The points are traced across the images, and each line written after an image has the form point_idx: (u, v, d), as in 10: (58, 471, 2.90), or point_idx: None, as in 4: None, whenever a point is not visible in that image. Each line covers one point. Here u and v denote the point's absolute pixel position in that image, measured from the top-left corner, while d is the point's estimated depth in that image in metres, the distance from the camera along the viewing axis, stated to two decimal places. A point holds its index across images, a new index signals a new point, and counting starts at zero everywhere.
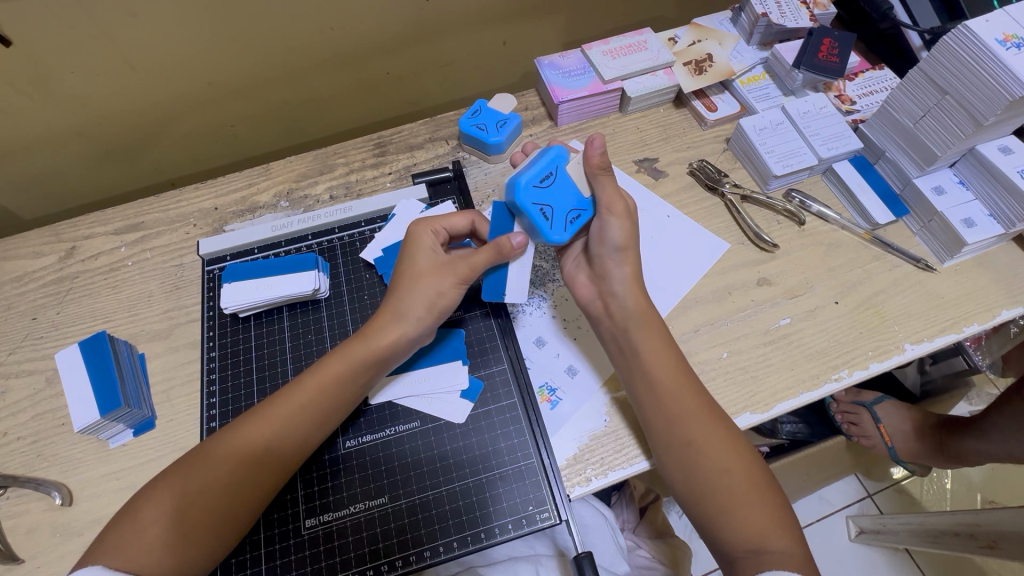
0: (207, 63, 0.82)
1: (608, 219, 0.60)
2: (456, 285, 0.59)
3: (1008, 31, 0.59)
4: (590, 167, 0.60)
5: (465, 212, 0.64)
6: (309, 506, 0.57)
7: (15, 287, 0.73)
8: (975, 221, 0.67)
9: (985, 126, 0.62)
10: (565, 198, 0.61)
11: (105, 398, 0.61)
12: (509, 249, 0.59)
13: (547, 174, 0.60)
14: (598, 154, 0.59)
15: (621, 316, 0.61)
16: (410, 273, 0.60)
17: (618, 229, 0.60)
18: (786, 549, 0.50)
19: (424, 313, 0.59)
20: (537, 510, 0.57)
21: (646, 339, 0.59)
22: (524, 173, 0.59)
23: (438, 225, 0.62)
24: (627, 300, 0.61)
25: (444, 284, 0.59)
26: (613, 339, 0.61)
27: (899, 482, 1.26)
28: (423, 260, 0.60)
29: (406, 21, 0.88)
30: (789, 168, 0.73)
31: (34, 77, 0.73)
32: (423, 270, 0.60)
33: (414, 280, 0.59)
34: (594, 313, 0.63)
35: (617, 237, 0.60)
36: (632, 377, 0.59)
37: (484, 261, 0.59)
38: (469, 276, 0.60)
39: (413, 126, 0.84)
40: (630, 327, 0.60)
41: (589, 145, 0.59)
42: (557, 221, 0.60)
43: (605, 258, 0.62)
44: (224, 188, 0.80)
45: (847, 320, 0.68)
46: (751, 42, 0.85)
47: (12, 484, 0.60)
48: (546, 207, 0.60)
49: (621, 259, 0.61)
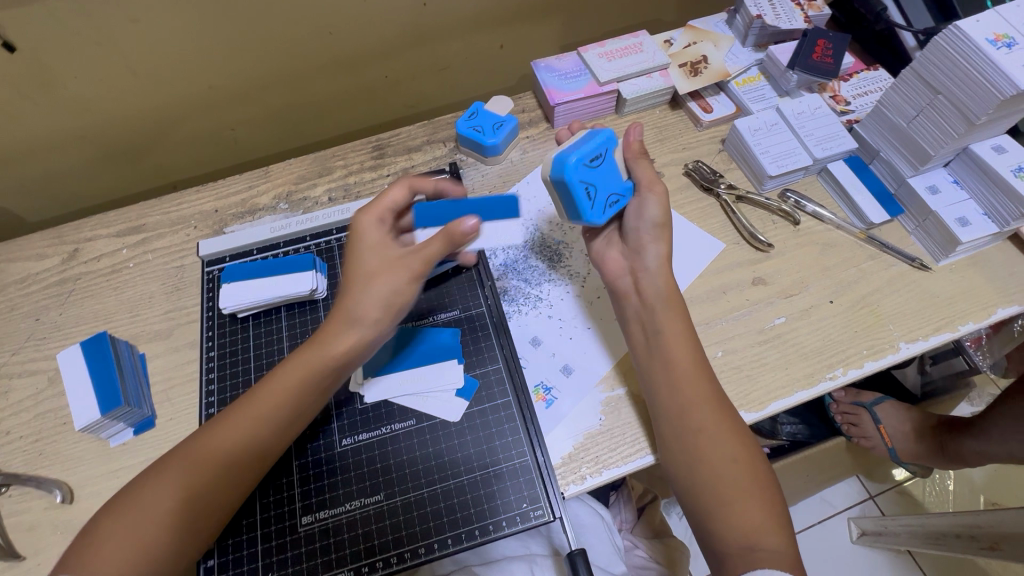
0: (208, 67, 0.83)
1: (648, 197, 0.62)
2: (409, 280, 0.57)
3: (999, 30, 0.59)
4: (630, 152, 0.65)
5: (399, 184, 0.63)
6: (305, 503, 0.58)
7: (18, 288, 0.74)
8: (969, 220, 0.68)
9: (977, 125, 0.62)
10: (610, 181, 0.62)
11: (106, 397, 0.62)
12: (462, 232, 0.56)
13: (597, 155, 0.60)
14: (636, 142, 0.65)
15: (649, 296, 0.61)
16: (362, 272, 0.58)
17: (655, 208, 0.62)
18: (778, 547, 0.51)
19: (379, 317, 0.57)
20: (532, 507, 0.58)
21: (671, 319, 0.60)
22: (574, 152, 0.58)
23: (381, 211, 0.62)
24: (657, 278, 0.61)
25: (398, 281, 0.57)
26: (636, 318, 0.62)
27: (901, 484, 1.26)
28: (370, 260, 0.59)
29: (404, 25, 0.89)
30: (783, 168, 0.74)
31: (38, 81, 0.74)
32: (374, 268, 0.58)
33: (365, 278, 0.57)
34: (621, 291, 0.64)
35: (656, 213, 0.62)
36: (652, 361, 0.59)
37: (437, 249, 0.57)
38: (423, 270, 0.57)
39: (411, 129, 0.85)
40: (657, 307, 0.60)
41: (629, 133, 0.65)
42: (599, 202, 0.61)
43: (641, 233, 0.63)
44: (224, 190, 0.81)
45: (842, 319, 0.68)
46: (746, 44, 0.86)
47: (14, 482, 0.61)
48: (590, 189, 0.60)
49: (659, 235, 0.62)
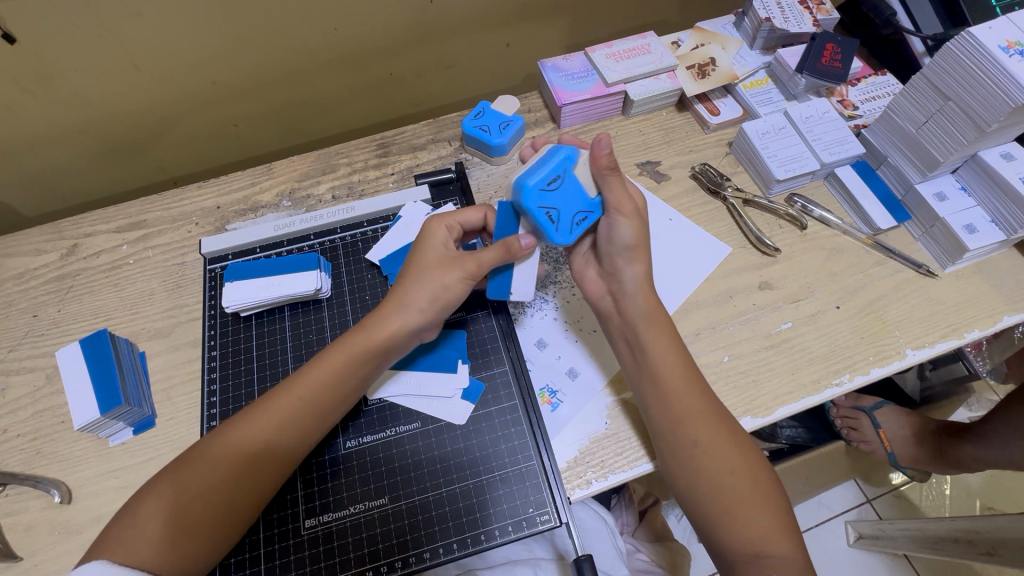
0: (210, 62, 0.82)
1: (619, 218, 0.60)
2: (462, 279, 0.59)
3: (1011, 38, 0.59)
4: (598, 167, 0.58)
5: (478, 207, 0.64)
6: (309, 506, 0.57)
7: (15, 284, 0.73)
8: (977, 227, 0.67)
9: (986, 133, 0.62)
10: (570, 201, 0.59)
11: (105, 396, 0.61)
12: (519, 250, 0.59)
13: (555, 177, 0.58)
14: (605, 155, 0.57)
15: (631, 315, 0.61)
16: (419, 264, 0.60)
17: (628, 229, 0.60)
18: (787, 554, 0.50)
19: (426, 304, 0.58)
20: (538, 512, 0.57)
21: (655, 337, 0.59)
22: (531, 176, 0.57)
23: (452, 220, 0.63)
24: (637, 299, 0.61)
25: (450, 277, 0.59)
26: (621, 335, 0.62)
27: (899, 488, 1.26)
28: (433, 254, 0.61)
29: (410, 23, 0.88)
30: (791, 172, 0.74)
31: (38, 75, 0.73)
32: (431, 261, 0.60)
33: (422, 271, 0.60)
34: (603, 311, 0.64)
35: (629, 236, 0.60)
36: (639, 376, 0.59)
37: (493, 259, 0.59)
38: (475, 272, 0.59)
39: (416, 127, 0.84)
40: (640, 326, 0.60)
41: (597, 145, 0.57)
42: (564, 223, 0.59)
43: (615, 256, 0.62)
44: (227, 187, 0.80)
45: (848, 325, 0.68)
46: (754, 46, 0.85)
47: (11, 481, 0.60)
48: (552, 211, 0.58)
49: (633, 257, 0.61)
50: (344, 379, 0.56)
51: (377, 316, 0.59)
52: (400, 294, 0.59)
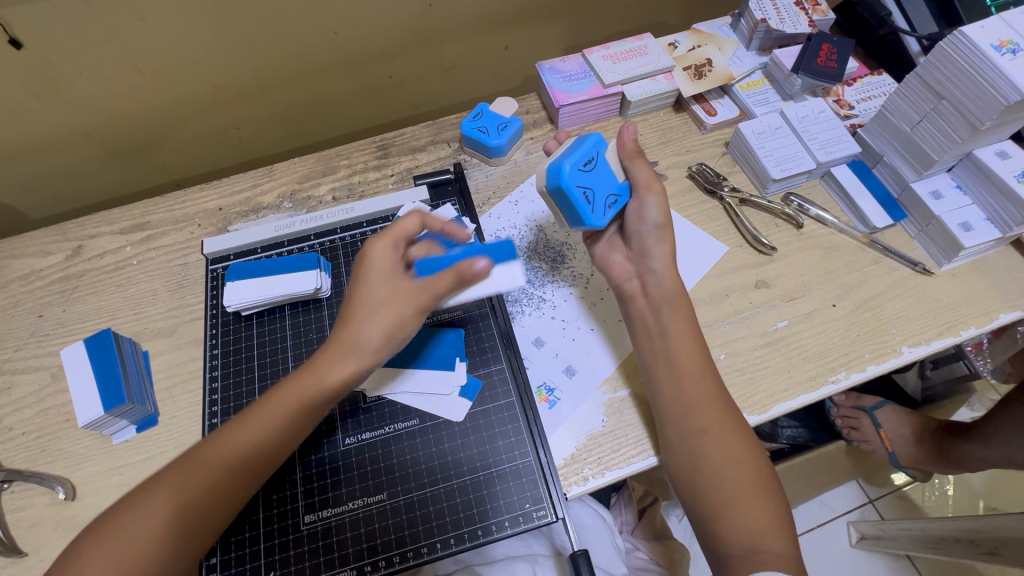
0: (213, 65, 0.83)
1: (648, 197, 0.63)
2: (416, 315, 0.57)
3: (1003, 37, 0.60)
4: (625, 151, 0.64)
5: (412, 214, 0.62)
6: (308, 502, 0.58)
7: (22, 285, 0.74)
8: (972, 225, 0.68)
9: (980, 131, 0.63)
10: (604, 182, 0.61)
11: (109, 394, 0.62)
12: (472, 274, 0.56)
13: (589, 160, 0.60)
14: (631, 140, 0.64)
15: (655, 297, 0.62)
16: (365, 300, 0.57)
17: (655, 208, 0.63)
18: (782, 550, 0.51)
19: (379, 346, 0.56)
20: (534, 508, 0.58)
21: (677, 318, 0.60)
22: (566, 160, 0.57)
23: (397, 238, 0.60)
24: (664, 279, 0.62)
25: (403, 315, 0.56)
26: (641, 318, 0.62)
27: (901, 488, 1.26)
28: (381, 286, 0.58)
29: (410, 26, 0.90)
30: (787, 171, 0.74)
31: (44, 79, 0.75)
32: (377, 298, 0.57)
33: (369, 309, 0.56)
34: (627, 292, 0.64)
35: (657, 215, 0.63)
36: (657, 358, 0.59)
37: (445, 289, 0.57)
38: (429, 305, 0.57)
39: (415, 129, 0.85)
40: (663, 307, 0.61)
41: (624, 131, 0.64)
42: (599, 205, 0.60)
43: (644, 235, 0.64)
44: (229, 189, 0.81)
45: (844, 323, 0.68)
46: (751, 47, 0.86)
47: (16, 478, 0.61)
48: (588, 192, 0.59)
49: (661, 235, 0.63)
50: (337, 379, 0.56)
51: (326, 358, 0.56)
52: (349, 335, 0.56)
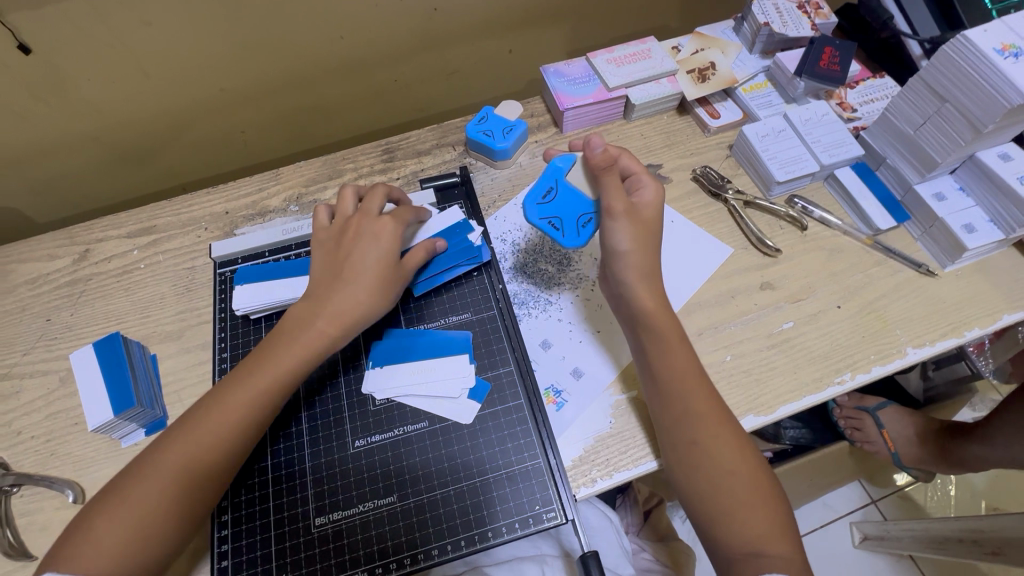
0: (219, 70, 0.83)
1: (613, 222, 0.62)
2: (395, 279, 0.64)
3: (1006, 40, 0.60)
4: (595, 167, 0.62)
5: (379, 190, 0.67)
6: (318, 504, 0.58)
7: (29, 289, 0.74)
8: (976, 227, 0.68)
9: (983, 133, 0.63)
10: (570, 206, 0.66)
11: (118, 397, 0.62)
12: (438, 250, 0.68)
13: (548, 190, 0.66)
14: (599, 153, 0.62)
15: (632, 316, 0.61)
16: (345, 268, 0.62)
17: (625, 232, 0.61)
18: (786, 554, 0.51)
19: (365, 300, 0.61)
20: (544, 510, 0.58)
21: (658, 339, 0.60)
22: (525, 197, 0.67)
23: (373, 212, 0.65)
24: (637, 301, 0.61)
25: (382, 276, 0.63)
26: (626, 334, 0.63)
27: (903, 489, 1.26)
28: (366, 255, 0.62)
29: (415, 31, 0.90)
30: (790, 174, 0.75)
31: (52, 84, 0.75)
32: (357, 261, 0.62)
33: (349, 277, 0.62)
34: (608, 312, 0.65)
35: (624, 240, 0.61)
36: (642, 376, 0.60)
37: (421, 259, 0.66)
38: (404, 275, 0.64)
39: (420, 133, 0.86)
40: (640, 328, 0.61)
41: (589, 146, 0.62)
42: (569, 228, 0.65)
43: (615, 259, 0.62)
44: (236, 192, 0.81)
45: (849, 324, 0.68)
46: (754, 51, 0.87)
47: (26, 482, 0.61)
48: (554, 220, 0.65)
49: (631, 258, 0.61)
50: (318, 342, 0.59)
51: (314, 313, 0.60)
52: (333, 295, 0.61)
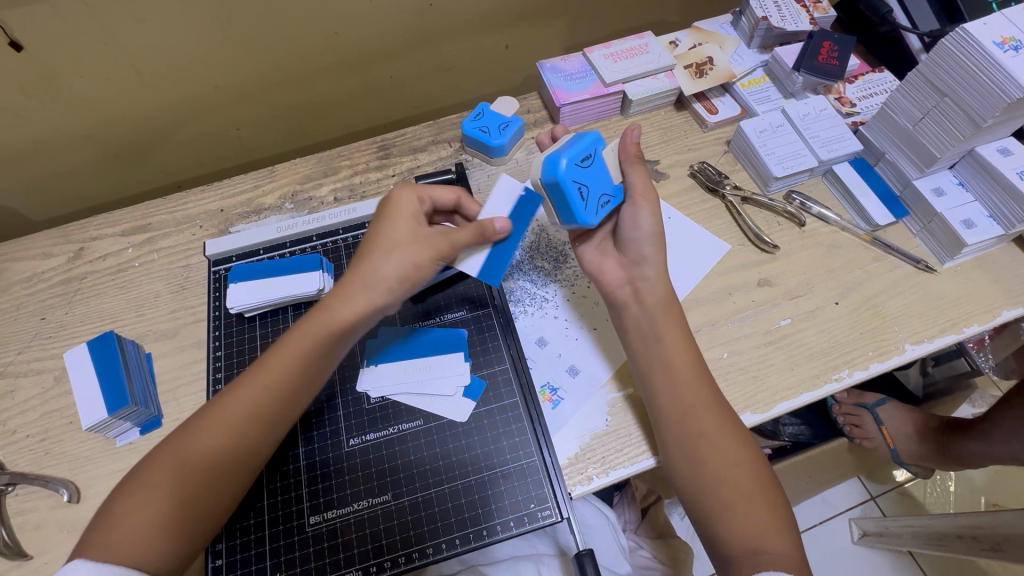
0: (213, 67, 0.83)
1: (639, 206, 0.62)
2: (433, 258, 0.59)
3: (1005, 34, 0.60)
4: (625, 155, 0.62)
5: (450, 188, 0.66)
6: (312, 503, 0.58)
7: (24, 287, 0.74)
8: (975, 222, 0.68)
9: (983, 128, 0.63)
10: (600, 181, 0.60)
11: (113, 396, 0.62)
12: (493, 231, 0.60)
13: (586, 156, 0.58)
14: (633, 144, 0.63)
15: (649, 303, 0.61)
16: (390, 239, 0.60)
17: (648, 216, 0.62)
18: (784, 551, 0.51)
19: (393, 283, 0.58)
20: (539, 508, 0.58)
21: (670, 325, 0.60)
22: (565, 152, 0.56)
23: (423, 194, 0.64)
24: (657, 286, 0.62)
25: (421, 256, 0.59)
26: (636, 328, 0.61)
27: (902, 485, 1.26)
28: (404, 230, 0.60)
29: (410, 26, 0.89)
30: (788, 170, 0.74)
31: (44, 81, 0.74)
32: (402, 237, 0.60)
33: (391, 247, 0.59)
34: (620, 300, 0.64)
35: (651, 224, 0.62)
36: (652, 367, 0.59)
37: (466, 239, 0.60)
38: (447, 252, 0.59)
39: (416, 129, 0.85)
40: (657, 314, 0.61)
41: (628, 134, 0.63)
42: (592, 204, 0.59)
43: (640, 243, 0.63)
44: (230, 190, 0.81)
45: (847, 321, 0.68)
46: (752, 45, 0.86)
47: (20, 481, 0.61)
48: (584, 188, 0.58)
49: (656, 243, 0.62)
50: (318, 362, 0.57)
51: (340, 295, 0.58)
52: (368, 271, 0.58)
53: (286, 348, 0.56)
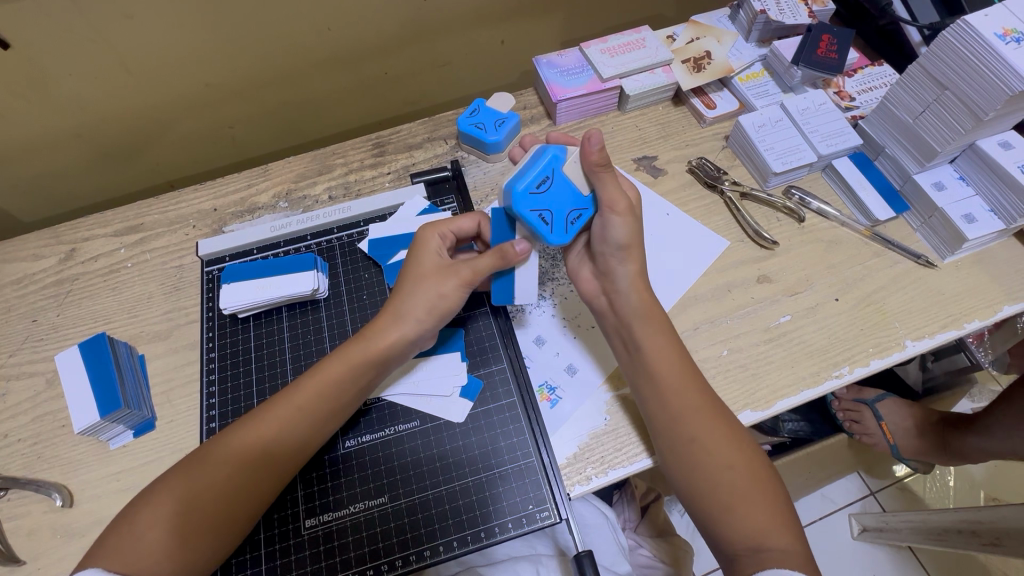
0: (204, 64, 0.82)
1: (611, 217, 0.58)
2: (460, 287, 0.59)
3: (1007, 25, 0.59)
4: (590, 163, 0.57)
5: (472, 215, 0.64)
6: (309, 506, 0.57)
7: (14, 289, 0.73)
8: (976, 217, 0.67)
9: (984, 121, 0.62)
10: (564, 198, 0.59)
11: (105, 398, 0.61)
12: (513, 256, 0.59)
13: (543, 179, 0.58)
14: (597, 151, 0.56)
15: (624, 313, 0.60)
16: (416, 274, 0.60)
17: (621, 226, 0.59)
18: (785, 550, 0.50)
19: (423, 315, 0.58)
20: (538, 509, 0.57)
21: (649, 335, 0.59)
22: (518, 180, 0.57)
23: (445, 229, 0.63)
24: (630, 297, 0.60)
25: (447, 285, 0.59)
26: (616, 333, 0.62)
27: (902, 480, 1.26)
28: (428, 263, 0.60)
29: (405, 22, 0.88)
30: (788, 165, 0.73)
31: (33, 80, 0.73)
32: (425, 270, 0.60)
33: (417, 280, 0.59)
34: (598, 309, 0.64)
35: (622, 235, 0.59)
36: (635, 375, 0.59)
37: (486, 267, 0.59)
38: (471, 279, 0.59)
39: (411, 126, 0.84)
40: (634, 323, 0.60)
41: (588, 142, 0.56)
42: (558, 224, 0.58)
43: (608, 254, 0.61)
44: (224, 189, 0.80)
45: (847, 317, 0.67)
46: (750, 39, 0.85)
47: (12, 486, 0.60)
48: (545, 212, 0.58)
49: (626, 255, 0.60)
50: (345, 389, 0.56)
51: (377, 326, 0.58)
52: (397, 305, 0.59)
53: (321, 373, 0.56)
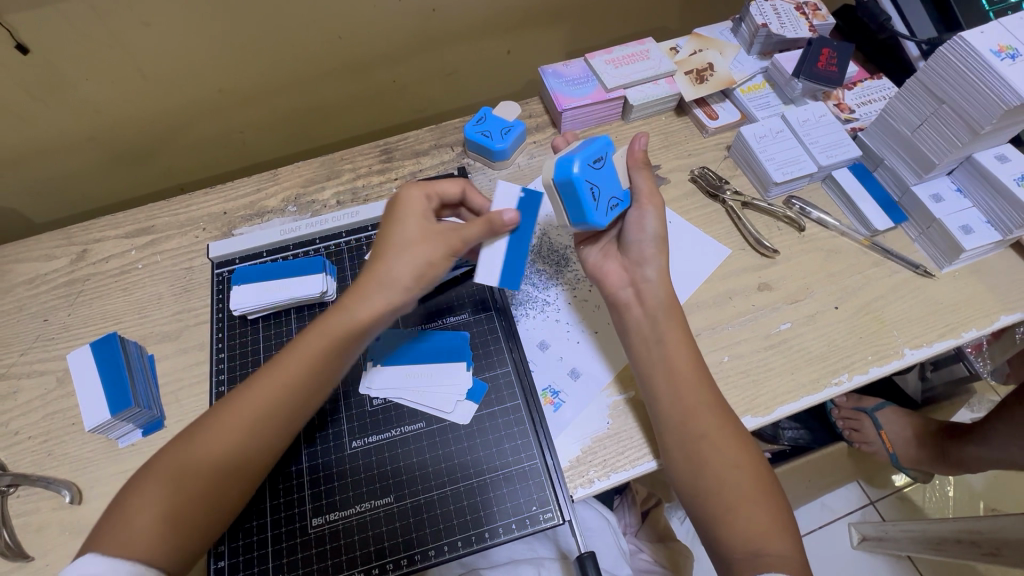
0: (217, 70, 0.83)
1: (647, 209, 0.63)
2: (446, 254, 0.58)
3: (1002, 42, 0.60)
4: (634, 161, 0.63)
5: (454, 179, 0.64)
6: (315, 505, 0.58)
7: (26, 289, 0.74)
8: (973, 228, 0.68)
9: (981, 134, 0.63)
10: (609, 184, 0.60)
11: (116, 397, 0.62)
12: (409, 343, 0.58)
13: (599, 159, 0.59)
14: (640, 151, 0.64)
15: (651, 306, 0.62)
16: (399, 232, 0.59)
17: (654, 220, 0.63)
18: (784, 554, 0.51)
19: (409, 282, 0.57)
20: (540, 510, 0.58)
21: (671, 328, 0.60)
22: (578, 153, 0.57)
23: (430, 190, 0.62)
24: (658, 289, 0.62)
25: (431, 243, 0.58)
26: (636, 328, 0.62)
27: (902, 490, 1.26)
28: (412, 228, 0.59)
29: (413, 31, 0.90)
30: (788, 175, 0.74)
31: (50, 84, 0.75)
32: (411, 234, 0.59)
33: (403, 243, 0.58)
34: (622, 301, 0.64)
35: (656, 226, 0.63)
36: (653, 367, 0.59)
37: (477, 233, 0.58)
38: (458, 247, 0.58)
39: (418, 133, 0.86)
40: (660, 317, 0.61)
41: (634, 142, 0.64)
42: (602, 203, 0.59)
43: (643, 245, 0.63)
44: (234, 192, 0.81)
45: (847, 325, 0.68)
46: (751, 52, 0.87)
47: (22, 482, 0.61)
48: (595, 189, 0.58)
49: (659, 248, 0.63)
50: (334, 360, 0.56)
51: (360, 294, 0.57)
52: (382, 273, 0.57)
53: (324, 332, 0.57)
